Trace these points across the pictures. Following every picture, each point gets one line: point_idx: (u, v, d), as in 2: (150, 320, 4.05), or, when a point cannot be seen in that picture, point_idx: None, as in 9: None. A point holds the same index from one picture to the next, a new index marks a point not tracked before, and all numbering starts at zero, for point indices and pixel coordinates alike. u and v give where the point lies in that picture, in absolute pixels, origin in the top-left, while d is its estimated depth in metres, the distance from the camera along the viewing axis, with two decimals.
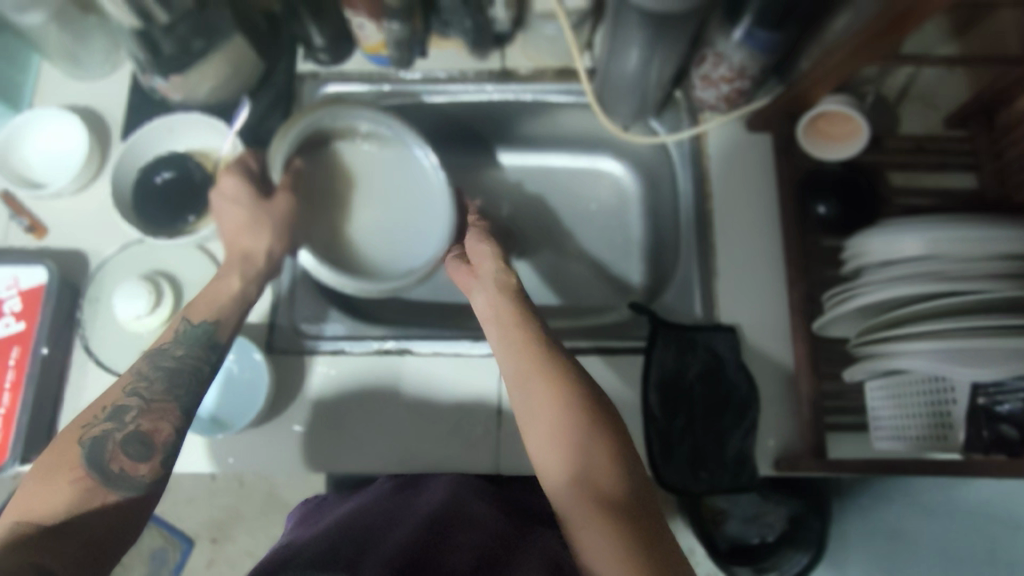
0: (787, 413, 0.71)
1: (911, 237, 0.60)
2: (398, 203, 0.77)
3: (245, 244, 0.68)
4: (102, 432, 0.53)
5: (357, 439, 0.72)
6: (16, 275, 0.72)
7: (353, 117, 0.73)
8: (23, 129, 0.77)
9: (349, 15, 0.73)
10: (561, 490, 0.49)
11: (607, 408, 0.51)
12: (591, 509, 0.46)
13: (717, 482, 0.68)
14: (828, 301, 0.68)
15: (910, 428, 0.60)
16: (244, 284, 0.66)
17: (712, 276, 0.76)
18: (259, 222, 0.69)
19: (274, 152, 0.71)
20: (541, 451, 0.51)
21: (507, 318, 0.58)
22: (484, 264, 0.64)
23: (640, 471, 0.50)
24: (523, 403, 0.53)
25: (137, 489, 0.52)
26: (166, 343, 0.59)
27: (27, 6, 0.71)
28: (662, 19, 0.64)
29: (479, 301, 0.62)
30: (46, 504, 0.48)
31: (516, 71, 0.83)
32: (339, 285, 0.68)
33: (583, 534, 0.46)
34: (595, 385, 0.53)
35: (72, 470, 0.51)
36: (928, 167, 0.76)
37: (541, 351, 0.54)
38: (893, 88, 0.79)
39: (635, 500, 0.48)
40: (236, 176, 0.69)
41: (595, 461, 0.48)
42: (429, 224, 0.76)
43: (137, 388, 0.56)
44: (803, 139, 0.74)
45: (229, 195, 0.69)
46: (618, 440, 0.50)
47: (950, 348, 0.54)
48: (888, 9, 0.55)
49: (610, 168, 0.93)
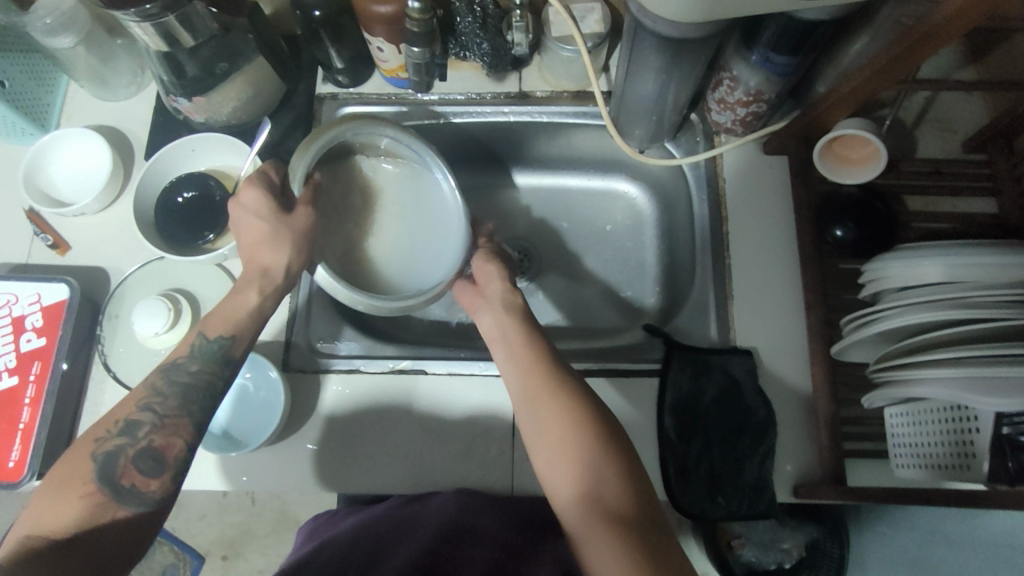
0: (805, 438, 0.70)
1: (931, 262, 0.61)
2: (412, 230, 0.69)
3: (263, 258, 0.63)
4: (114, 447, 0.55)
5: (369, 459, 0.72)
6: (39, 291, 0.73)
7: (382, 130, 0.64)
8: (50, 150, 0.79)
9: (369, 37, 0.75)
10: (570, 502, 0.53)
11: (610, 427, 0.56)
12: (596, 520, 0.51)
13: (734, 508, 0.67)
14: (847, 326, 0.67)
15: (932, 456, 0.59)
16: (263, 298, 0.63)
17: (728, 298, 0.75)
18: (279, 236, 0.62)
19: (296, 166, 0.62)
20: (549, 468, 0.56)
21: (515, 340, 0.62)
22: (491, 286, 0.67)
23: (641, 481, 0.54)
24: (532, 423, 0.58)
25: (146, 505, 0.54)
26: (182, 357, 0.60)
27: (57, 29, 0.74)
28: (679, 44, 0.65)
29: (485, 322, 0.66)
30: (57, 519, 0.51)
31: (532, 94, 0.84)
32: (351, 301, 0.61)
33: (590, 544, 0.50)
34: (599, 405, 0.57)
35: (83, 485, 0.53)
36: (945, 192, 0.75)
37: (548, 371, 0.59)
38: (910, 112, 0.79)
39: (638, 511, 0.52)
40: (256, 187, 0.63)
41: (600, 476, 0.53)
42: (445, 255, 0.68)
43: (150, 404, 0.57)
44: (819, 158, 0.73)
45: (247, 205, 0.63)
46: (621, 456, 0.54)
47: (974, 377, 0.53)
48: (906, 35, 0.56)
49: (625, 190, 0.93)
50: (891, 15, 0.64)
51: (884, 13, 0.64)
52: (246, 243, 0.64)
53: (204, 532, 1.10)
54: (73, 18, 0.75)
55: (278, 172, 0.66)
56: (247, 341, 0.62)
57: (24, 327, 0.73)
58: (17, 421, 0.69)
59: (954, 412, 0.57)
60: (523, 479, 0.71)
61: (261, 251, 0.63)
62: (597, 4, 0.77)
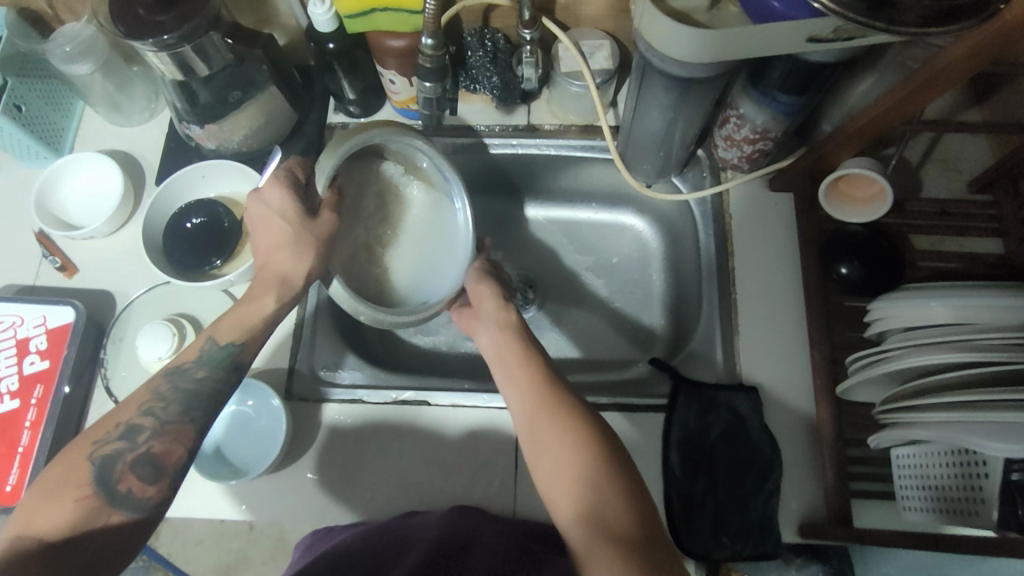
0: (812, 478, 0.69)
1: (939, 305, 0.61)
2: (427, 245, 0.69)
3: (282, 265, 0.61)
4: (114, 451, 0.52)
5: (370, 489, 0.71)
6: (45, 314, 0.73)
7: (410, 141, 0.62)
8: (62, 173, 0.80)
9: (381, 70, 0.78)
10: (573, 527, 0.52)
11: (612, 446, 0.55)
12: (600, 543, 0.49)
13: (739, 548, 0.66)
14: (853, 365, 0.67)
15: (937, 500, 0.58)
16: (281, 308, 0.62)
17: (734, 333, 0.75)
18: (300, 241, 0.60)
19: (323, 165, 0.59)
20: (551, 491, 0.55)
21: (514, 362, 0.62)
22: (485, 303, 0.68)
23: (644, 502, 0.52)
24: (531, 442, 0.57)
25: (140, 511, 0.52)
26: (189, 363, 0.58)
27: (75, 55, 0.76)
28: (688, 82, 0.66)
29: (483, 341, 0.67)
30: (49, 519, 0.48)
31: (540, 127, 0.85)
32: (354, 311, 0.61)
33: (593, 567, 0.49)
34: (601, 424, 0.57)
35: (78, 488, 0.50)
36: (952, 231, 0.75)
37: (547, 391, 0.59)
38: (915, 153, 0.80)
39: (643, 534, 0.50)
40: (280, 185, 0.60)
41: (602, 496, 0.52)
42: (451, 272, 0.67)
43: (152, 409, 0.55)
44: (825, 200, 0.74)
45: (270, 202, 0.60)
46: (624, 476, 0.53)
47: (982, 421, 0.53)
48: (917, 74, 0.56)
49: (632, 223, 0.94)
50: (898, 57, 0.65)
51: (891, 54, 0.65)
52: (262, 246, 0.62)
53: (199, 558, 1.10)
54: (91, 45, 0.77)
55: (305, 170, 0.63)
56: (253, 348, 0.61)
57: (28, 349, 0.73)
58: (17, 444, 0.69)
59: (961, 456, 0.57)
60: (526, 513, 0.69)
61: (276, 255, 0.61)
62: (607, 41, 0.78)
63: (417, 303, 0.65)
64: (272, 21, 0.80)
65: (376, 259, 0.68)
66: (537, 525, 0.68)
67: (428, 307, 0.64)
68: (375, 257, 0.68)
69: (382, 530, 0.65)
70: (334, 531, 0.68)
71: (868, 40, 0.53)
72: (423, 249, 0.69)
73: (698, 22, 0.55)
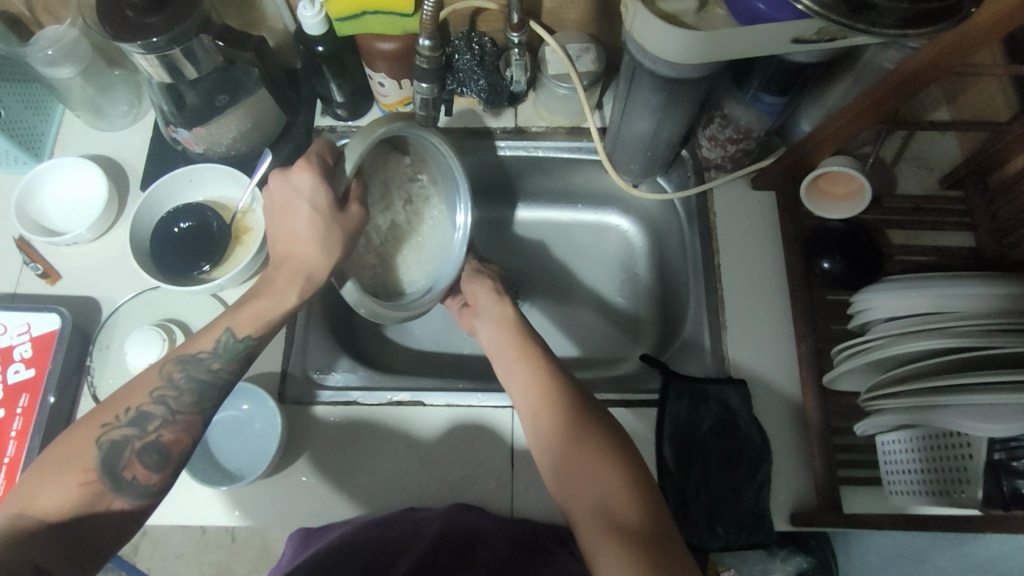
0: (801, 469, 0.70)
1: (920, 293, 0.64)
2: (435, 243, 0.71)
3: (304, 261, 0.60)
4: (121, 437, 0.52)
5: (366, 493, 0.71)
6: (29, 322, 0.72)
7: (429, 137, 0.63)
8: (41, 179, 0.78)
9: (371, 73, 0.79)
10: (577, 512, 0.53)
11: (612, 432, 0.56)
12: (600, 529, 0.50)
13: (733, 539, 0.68)
14: (838, 356, 0.69)
15: (925, 482, 0.60)
16: (302, 302, 0.61)
17: (722, 326, 0.77)
18: (326, 233, 0.59)
19: (352, 150, 0.57)
20: (553, 480, 0.56)
21: (513, 356, 0.65)
22: (482, 301, 0.72)
23: (646, 486, 0.53)
24: (536, 434, 0.59)
25: (142, 498, 0.52)
26: (205, 351, 0.57)
27: (57, 60, 0.75)
28: (674, 84, 0.67)
29: (485, 336, 0.70)
30: (51, 502, 0.48)
31: (527, 129, 0.86)
32: (357, 303, 0.60)
33: (595, 550, 0.50)
34: (601, 413, 0.58)
35: (83, 472, 0.50)
36: (925, 225, 0.78)
37: (546, 381, 0.61)
38: (890, 151, 0.83)
39: (642, 514, 0.50)
40: (312, 171, 0.57)
41: (603, 481, 0.53)
42: (448, 262, 0.68)
43: (164, 397, 0.54)
44: (819, 211, 0.77)
45: (298, 189, 0.58)
46: (624, 459, 0.54)
47: (962, 404, 0.55)
48: (890, 76, 0.59)
49: (618, 223, 0.95)
50: (873, 60, 0.68)
51: (865, 57, 0.68)
52: (280, 235, 0.61)
53: (182, 571, 1.12)
54: (73, 49, 0.76)
55: (333, 153, 0.60)
56: (258, 341, 0.60)
57: (12, 358, 0.71)
58: (2, 455, 0.67)
59: (948, 439, 0.59)
60: (525, 511, 0.70)
61: (295, 246, 0.60)
62: (591, 45, 0.80)
63: (419, 294, 0.67)
64: (259, 24, 0.80)
65: (373, 250, 0.69)
66: (534, 523, 0.68)
67: (423, 303, 0.65)
68: (372, 246, 0.69)
69: (383, 522, 0.65)
70: (332, 528, 0.68)
71: (846, 41, 0.55)
72: (425, 246, 0.72)
73: (686, 24, 0.56)
